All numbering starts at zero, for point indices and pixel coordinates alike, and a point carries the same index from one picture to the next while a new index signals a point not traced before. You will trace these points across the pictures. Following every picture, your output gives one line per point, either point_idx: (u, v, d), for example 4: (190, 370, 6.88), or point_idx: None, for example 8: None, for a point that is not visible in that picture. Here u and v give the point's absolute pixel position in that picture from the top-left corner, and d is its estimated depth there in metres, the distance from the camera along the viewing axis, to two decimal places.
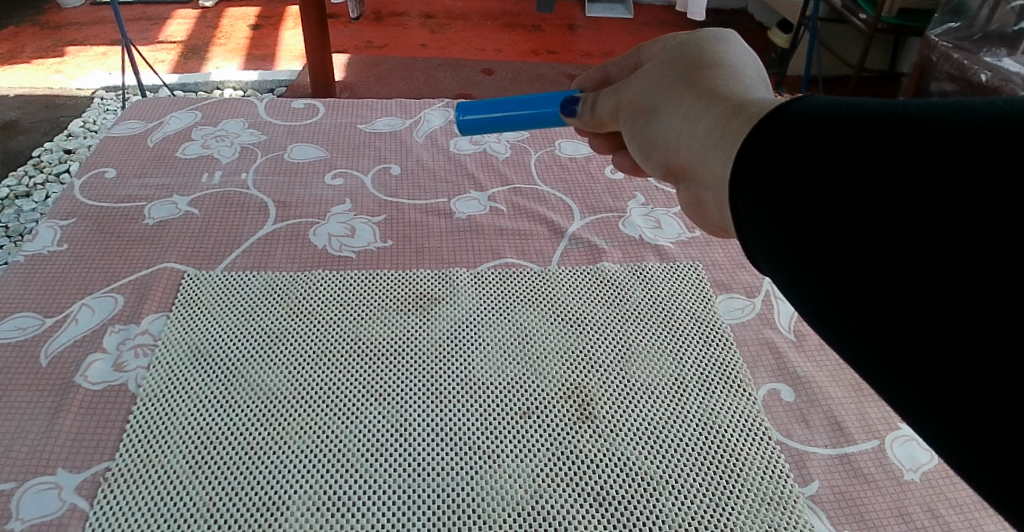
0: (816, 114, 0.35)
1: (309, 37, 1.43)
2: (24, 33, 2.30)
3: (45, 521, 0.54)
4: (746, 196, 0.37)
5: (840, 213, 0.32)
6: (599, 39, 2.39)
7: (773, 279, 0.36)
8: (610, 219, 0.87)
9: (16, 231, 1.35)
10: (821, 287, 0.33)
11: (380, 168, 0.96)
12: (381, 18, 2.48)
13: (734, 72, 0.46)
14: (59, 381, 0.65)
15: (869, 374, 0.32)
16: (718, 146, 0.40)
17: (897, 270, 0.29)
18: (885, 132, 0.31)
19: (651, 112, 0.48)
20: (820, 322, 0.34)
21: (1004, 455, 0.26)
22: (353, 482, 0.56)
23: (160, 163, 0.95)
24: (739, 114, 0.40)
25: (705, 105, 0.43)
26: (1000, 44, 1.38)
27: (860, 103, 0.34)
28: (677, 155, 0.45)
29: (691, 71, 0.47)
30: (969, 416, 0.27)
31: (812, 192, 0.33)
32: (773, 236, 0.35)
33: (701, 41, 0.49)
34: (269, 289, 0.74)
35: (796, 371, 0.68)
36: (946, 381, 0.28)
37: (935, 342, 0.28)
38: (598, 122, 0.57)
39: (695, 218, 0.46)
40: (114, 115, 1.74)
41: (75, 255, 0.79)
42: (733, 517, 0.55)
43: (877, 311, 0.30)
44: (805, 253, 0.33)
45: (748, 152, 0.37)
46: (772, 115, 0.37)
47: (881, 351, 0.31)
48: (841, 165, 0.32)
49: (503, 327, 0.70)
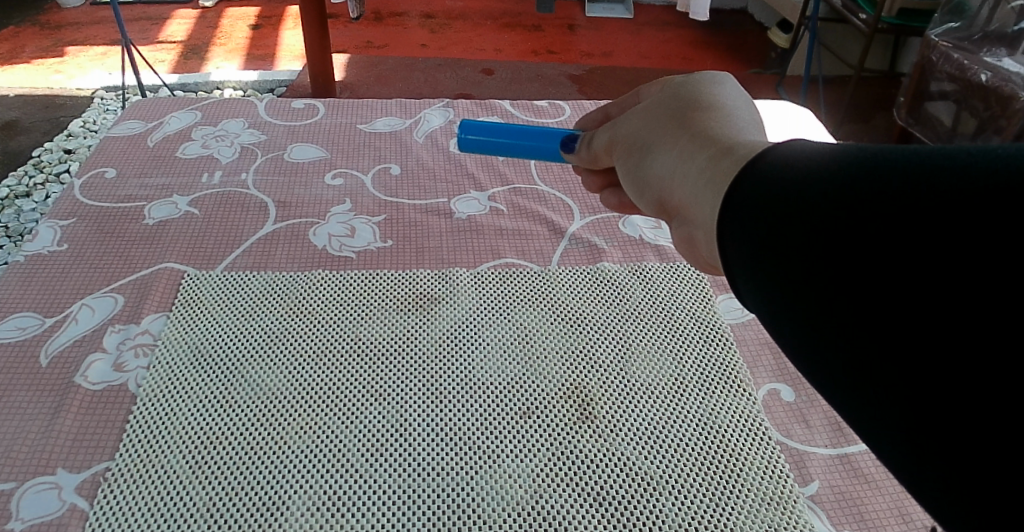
0: (805, 160, 0.35)
1: (309, 36, 1.43)
2: (23, 33, 2.29)
3: (44, 521, 0.54)
4: (735, 232, 0.36)
5: (830, 251, 0.31)
6: (599, 39, 2.39)
7: (758, 313, 0.36)
8: (610, 219, 0.87)
9: (16, 231, 1.35)
10: (805, 325, 0.32)
11: (380, 168, 0.96)
12: (381, 18, 2.48)
13: (728, 114, 0.46)
14: (59, 381, 0.65)
15: (851, 415, 0.31)
16: (708, 187, 0.40)
17: (888, 303, 0.29)
18: (872, 180, 0.31)
19: (644, 150, 0.48)
20: (802, 359, 0.33)
21: (990, 507, 0.26)
22: (353, 482, 0.56)
23: (160, 163, 0.95)
24: (729, 156, 0.40)
25: (697, 147, 0.43)
26: (1000, 44, 1.39)
27: (846, 149, 0.34)
28: (670, 194, 0.45)
29: (685, 111, 0.47)
30: (954, 464, 0.27)
31: (801, 230, 0.33)
32: (760, 270, 0.35)
33: (697, 83, 0.49)
34: (269, 289, 0.74)
35: (796, 371, 0.68)
36: (932, 426, 0.27)
37: (925, 379, 0.27)
38: (594, 158, 0.56)
39: (687, 255, 0.46)
40: (114, 115, 1.74)
41: (75, 255, 0.79)
42: (733, 517, 0.55)
43: (863, 351, 0.30)
44: (792, 291, 0.33)
45: (736, 194, 0.37)
46: (757, 160, 0.37)
47: (865, 391, 0.30)
48: (829, 208, 0.32)
49: (502, 327, 0.70)
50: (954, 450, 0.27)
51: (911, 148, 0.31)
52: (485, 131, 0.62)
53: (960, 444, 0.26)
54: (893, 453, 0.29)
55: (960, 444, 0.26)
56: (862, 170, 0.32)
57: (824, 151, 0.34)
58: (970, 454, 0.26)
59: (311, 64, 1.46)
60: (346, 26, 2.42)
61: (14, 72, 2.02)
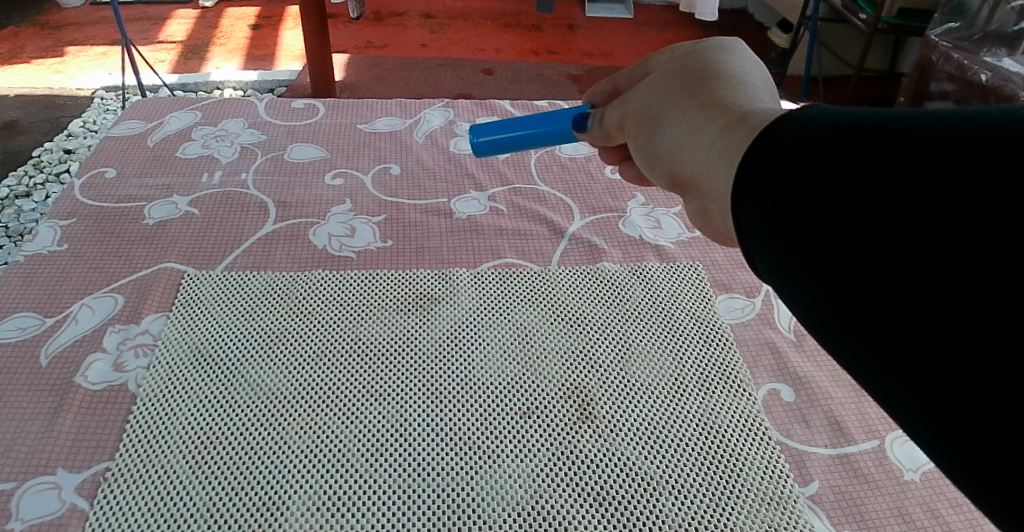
0: (817, 124, 0.34)
1: (309, 36, 1.43)
2: (23, 33, 2.29)
3: (45, 521, 0.54)
4: (749, 202, 0.36)
5: (842, 220, 0.31)
6: (600, 38, 2.39)
7: (772, 284, 0.36)
8: (610, 219, 0.87)
9: (17, 231, 1.34)
10: (819, 294, 0.32)
11: (380, 168, 0.96)
12: (381, 18, 2.48)
13: (739, 82, 0.45)
14: (60, 381, 0.65)
15: (873, 386, 0.31)
16: (721, 158, 0.40)
17: (894, 277, 0.29)
18: (884, 141, 0.31)
19: (654, 123, 0.48)
20: (819, 328, 0.33)
21: (1008, 473, 0.26)
22: (353, 482, 0.56)
23: (160, 163, 0.95)
24: (741, 125, 0.40)
25: (707, 117, 0.43)
26: (1001, 44, 1.37)
27: (861, 111, 0.33)
28: (681, 166, 0.45)
29: (695, 80, 0.46)
30: (972, 429, 0.27)
31: (813, 199, 0.33)
32: (776, 242, 0.34)
33: (705, 50, 0.48)
34: (270, 289, 0.74)
35: (796, 371, 0.68)
36: (945, 390, 0.28)
37: (933, 352, 0.28)
38: (607, 136, 0.56)
39: (702, 228, 0.45)
40: (114, 115, 1.74)
41: (75, 256, 0.79)
42: (733, 517, 0.55)
43: (879, 317, 0.30)
44: (805, 260, 0.33)
45: (748, 164, 0.37)
46: (773, 126, 0.36)
47: (882, 356, 0.30)
48: (843, 171, 0.32)
49: (502, 327, 0.70)
50: (968, 414, 0.27)
51: (927, 110, 0.31)
52: (493, 130, 0.62)
53: (973, 409, 0.27)
54: (909, 416, 0.30)
55: (973, 409, 0.27)
56: (874, 133, 0.32)
57: (838, 116, 0.34)
58: (979, 416, 0.27)
59: (311, 64, 1.46)
60: (346, 26, 2.42)
61: (14, 72, 2.02)
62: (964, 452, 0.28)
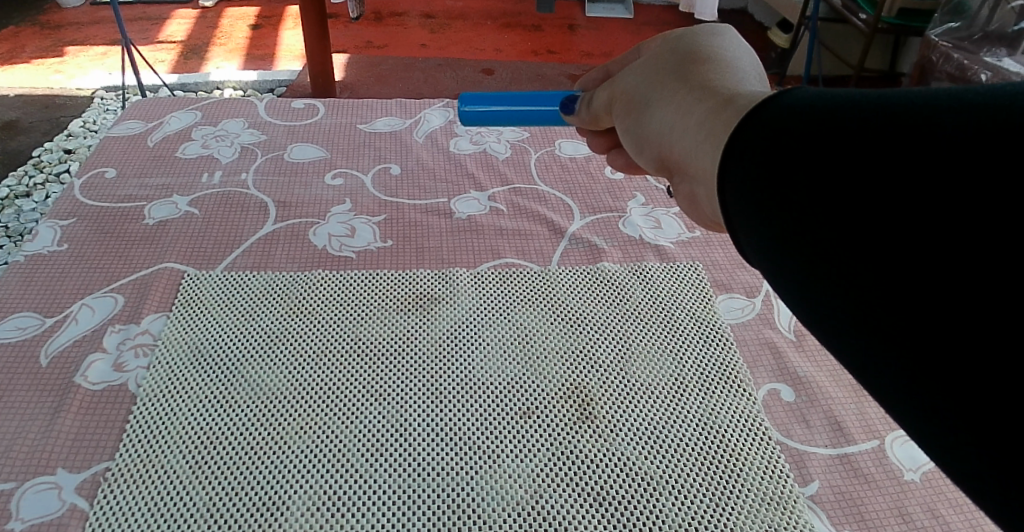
0: (807, 110, 0.34)
1: (309, 36, 1.42)
2: (24, 33, 2.29)
3: (44, 521, 0.54)
4: (736, 184, 0.36)
5: (833, 199, 0.31)
6: (601, 38, 2.39)
7: (762, 271, 0.35)
8: (610, 219, 0.87)
9: (17, 231, 1.34)
10: (807, 277, 0.32)
11: (380, 168, 0.96)
12: (382, 18, 2.47)
13: (728, 66, 0.45)
14: (60, 381, 0.65)
15: (861, 373, 0.31)
16: (708, 139, 0.39)
17: (890, 259, 0.29)
18: (876, 124, 0.31)
19: (644, 106, 0.48)
20: (811, 317, 0.33)
21: (1000, 455, 0.26)
22: (353, 482, 0.56)
23: (161, 163, 0.95)
24: (728, 107, 0.40)
25: (697, 100, 0.43)
26: (1000, 45, 1.37)
27: (852, 95, 0.34)
28: (669, 149, 0.45)
29: (685, 64, 0.46)
30: (964, 417, 0.27)
31: (802, 180, 0.33)
32: (764, 227, 0.34)
33: (696, 35, 0.48)
34: (269, 289, 0.74)
35: (796, 371, 0.68)
36: (939, 379, 0.27)
37: (929, 332, 0.27)
38: (595, 119, 0.56)
39: (689, 214, 0.45)
40: (115, 115, 1.75)
41: (75, 256, 0.79)
42: (733, 517, 0.55)
43: (867, 302, 0.30)
44: (793, 244, 0.33)
45: (735, 146, 0.37)
46: (761, 108, 0.36)
47: (870, 342, 0.30)
48: (833, 151, 0.32)
49: (502, 327, 0.70)
50: (961, 403, 0.27)
51: (917, 92, 0.31)
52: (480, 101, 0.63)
53: (967, 395, 0.26)
54: (902, 407, 0.29)
55: (967, 396, 0.26)
56: (865, 114, 0.32)
57: (827, 101, 0.34)
58: (975, 405, 0.26)
59: (311, 64, 1.46)
60: (346, 26, 2.42)
61: (14, 72, 2.02)
62: (955, 440, 0.27)
